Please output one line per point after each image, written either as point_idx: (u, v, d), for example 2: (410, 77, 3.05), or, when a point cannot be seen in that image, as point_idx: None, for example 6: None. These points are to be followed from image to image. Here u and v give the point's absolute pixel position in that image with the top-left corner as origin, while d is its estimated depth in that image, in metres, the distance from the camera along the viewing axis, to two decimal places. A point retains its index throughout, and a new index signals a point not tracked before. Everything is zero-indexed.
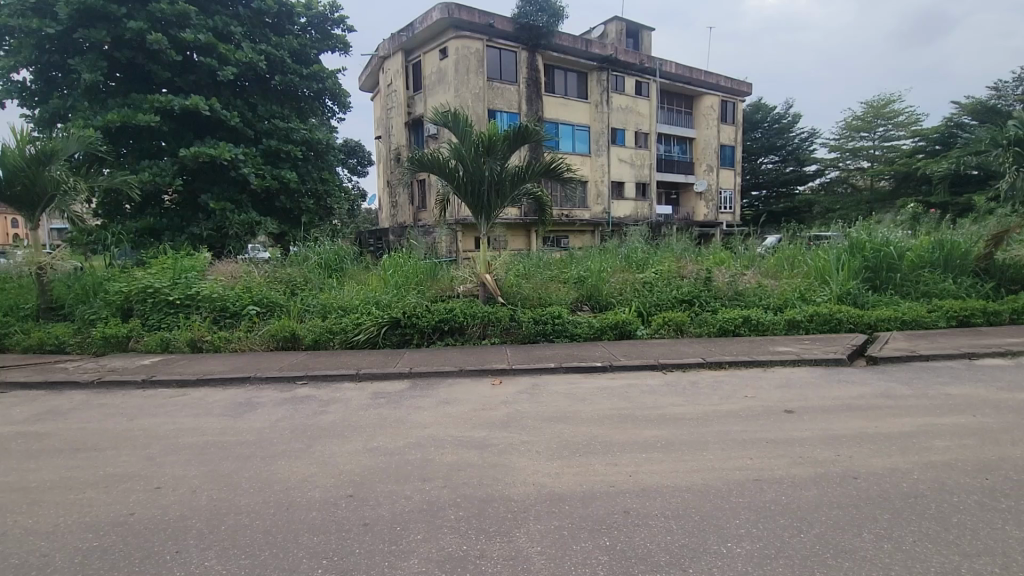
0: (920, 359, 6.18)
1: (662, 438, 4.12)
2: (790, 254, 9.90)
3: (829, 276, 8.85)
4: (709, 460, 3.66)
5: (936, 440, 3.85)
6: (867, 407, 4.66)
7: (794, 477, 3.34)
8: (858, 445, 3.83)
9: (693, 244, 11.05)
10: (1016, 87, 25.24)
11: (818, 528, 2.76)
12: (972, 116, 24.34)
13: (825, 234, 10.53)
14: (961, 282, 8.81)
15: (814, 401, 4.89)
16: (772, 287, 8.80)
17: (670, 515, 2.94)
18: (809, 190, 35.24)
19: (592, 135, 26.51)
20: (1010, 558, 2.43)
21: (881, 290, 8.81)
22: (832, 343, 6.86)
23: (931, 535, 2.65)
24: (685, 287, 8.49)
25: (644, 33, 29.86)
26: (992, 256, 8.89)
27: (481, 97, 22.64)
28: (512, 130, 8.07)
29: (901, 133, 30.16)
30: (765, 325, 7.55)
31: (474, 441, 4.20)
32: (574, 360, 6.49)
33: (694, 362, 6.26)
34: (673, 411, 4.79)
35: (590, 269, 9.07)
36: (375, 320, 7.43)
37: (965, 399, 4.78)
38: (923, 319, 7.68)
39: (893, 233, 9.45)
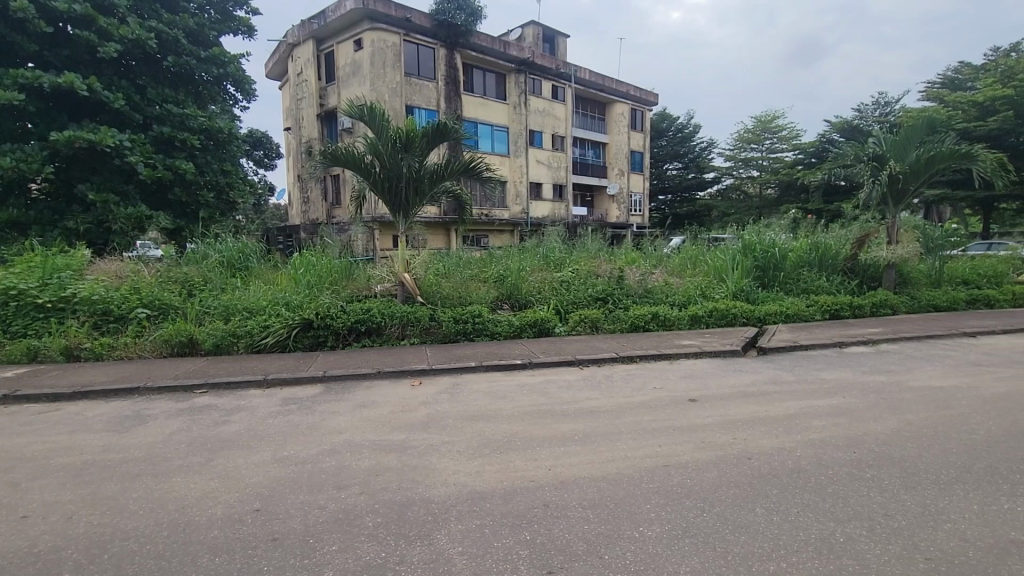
0: (800, 349, 6.93)
1: (580, 431, 4.29)
2: (692, 254, 10.68)
3: (726, 275, 9.66)
4: (623, 450, 3.85)
5: (815, 420, 4.34)
6: (758, 393, 5.15)
7: (698, 461, 3.61)
8: (751, 428, 4.22)
9: (606, 244, 11.57)
10: (874, 110, 29.08)
11: (718, 507, 3.00)
12: (840, 133, 27.71)
13: (723, 236, 11.43)
14: (834, 280, 9.97)
15: (714, 390, 5.32)
16: (677, 285, 9.43)
17: (587, 505, 3.07)
18: (708, 195, 38.13)
19: (510, 135, 26.83)
20: (874, 521, 2.80)
21: (769, 287, 9.76)
22: (728, 336, 7.50)
23: (812, 505, 2.98)
24: (599, 285, 8.86)
25: (559, 40, 30.76)
26: (856, 257, 10.12)
27: (398, 92, 22.11)
28: (430, 127, 7.96)
29: (784, 146, 33.55)
30: (671, 321, 8.07)
31: (393, 444, 4.10)
32: (494, 358, 6.55)
33: (608, 357, 6.56)
34: (589, 404, 4.99)
35: (509, 268, 9.16)
36: (285, 322, 7.01)
37: (837, 383, 5.44)
38: (804, 313, 8.61)
39: (779, 235, 10.47)
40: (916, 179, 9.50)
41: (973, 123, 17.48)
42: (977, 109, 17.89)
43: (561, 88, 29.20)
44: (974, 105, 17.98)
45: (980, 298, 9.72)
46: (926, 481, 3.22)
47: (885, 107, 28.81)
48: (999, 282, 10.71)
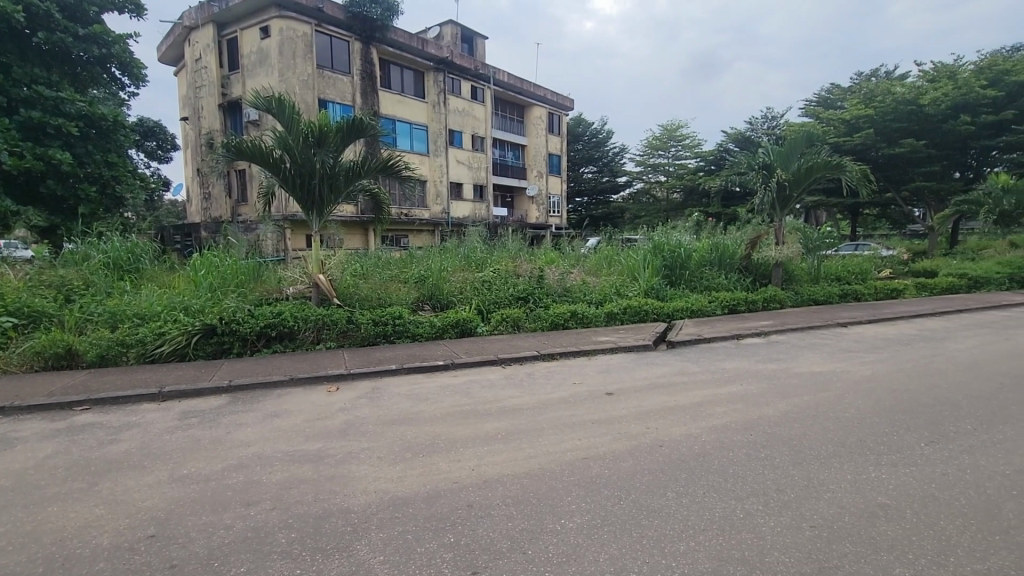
0: (704, 342, 7.50)
1: (502, 429, 4.34)
2: (607, 254, 11.17)
3: (638, 274, 10.23)
4: (545, 446, 3.96)
5: (717, 407, 4.72)
6: (668, 384, 5.50)
7: (614, 451, 3.80)
8: (663, 417, 4.50)
9: (526, 244, 11.78)
10: (764, 123, 32.03)
11: (633, 494, 3.17)
12: (735, 143, 30.24)
13: (635, 237, 12.03)
14: (732, 277, 10.86)
15: (628, 382, 5.61)
16: (593, 283, 9.81)
17: (510, 502, 3.12)
18: (621, 198, 40.00)
19: (428, 134, 26.48)
20: (769, 496, 3.10)
21: (677, 285, 10.44)
22: (641, 331, 7.93)
23: (715, 485, 3.25)
24: (520, 284, 9.00)
25: (478, 41, 30.84)
26: (750, 256, 11.07)
27: (310, 84, 21.07)
28: (344, 122, 7.64)
29: (687, 153, 36.00)
30: (589, 318, 8.39)
31: (308, 454, 3.91)
32: (416, 360, 6.45)
33: (529, 355, 6.69)
34: (511, 402, 5.07)
35: (430, 268, 9.05)
36: (184, 329, 6.44)
37: (736, 372, 5.95)
38: (707, 308, 9.30)
39: (684, 237, 11.21)
40: (799, 187, 10.57)
41: (842, 139, 19.79)
42: (846, 126, 20.26)
43: (480, 89, 29.28)
44: (843, 123, 20.37)
45: (850, 293, 11.04)
46: (809, 457, 3.62)
47: (772, 120, 31.82)
48: (865, 279, 12.24)
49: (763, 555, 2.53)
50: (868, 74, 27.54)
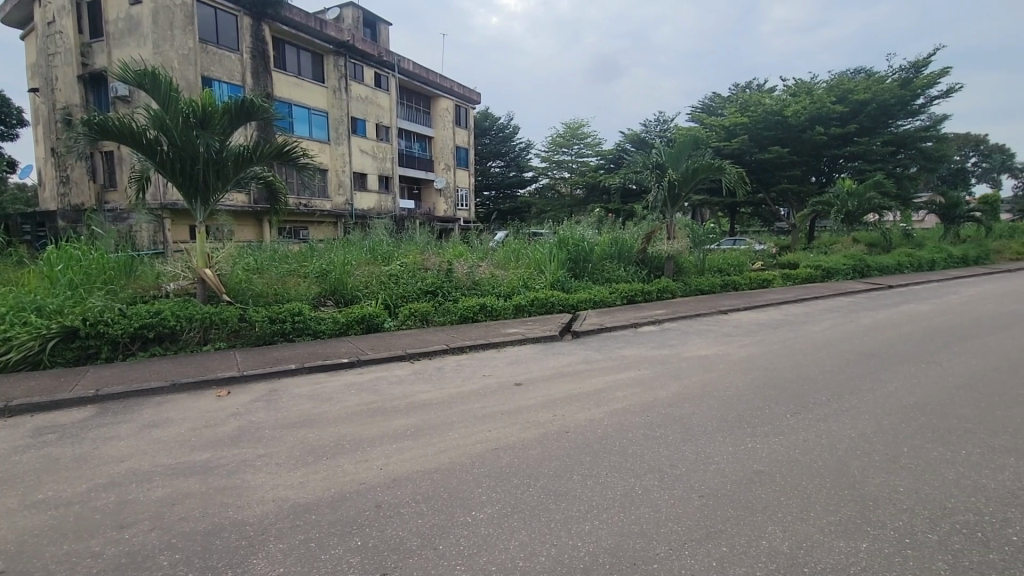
0: (605, 331, 7.93)
1: (411, 425, 4.28)
2: (515, 248, 11.38)
3: (544, 267, 10.55)
4: (455, 439, 3.97)
5: (618, 392, 5.03)
6: (572, 373, 5.75)
7: (523, 440, 3.91)
8: (569, 404, 4.71)
9: (434, 237, 11.65)
10: (657, 126, 34.34)
11: (542, 480, 3.29)
12: (632, 144, 32.14)
13: (541, 231, 12.39)
14: (631, 269, 11.56)
15: (536, 372, 5.78)
16: (501, 276, 9.95)
17: (420, 499, 3.10)
18: (528, 193, 40.80)
19: (328, 120, 25.10)
20: (663, 471, 3.37)
21: (580, 277, 10.91)
22: (548, 323, 8.19)
23: (617, 466, 3.46)
24: (429, 278, 8.87)
25: (381, 26, 29.76)
26: (646, 250, 11.83)
27: (190, 59, 19.10)
28: (232, 103, 7.02)
29: (589, 152, 37.73)
30: (498, 311, 8.51)
31: (195, 466, 3.59)
32: (318, 358, 6.15)
33: (439, 349, 6.65)
34: (420, 397, 5.01)
35: (333, 261, 8.63)
36: (36, 333, 5.61)
37: (634, 358, 6.37)
38: (608, 299, 9.83)
39: (587, 231, 11.70)
40: (686, 186, 11.49)
41: (723, 143, 21.87)
42: (725, 132, 22.40)
43: (384, 76, 28.30)
44: (723, 128, 22.49)
45: (729, 283, 12.26)
46: (697, 433, 3.99)
47: (664, 124, 34.18)
48: (742, 270, 13.64)
49: (659, 527, 2.76)
50: (744, 85, 30.54)
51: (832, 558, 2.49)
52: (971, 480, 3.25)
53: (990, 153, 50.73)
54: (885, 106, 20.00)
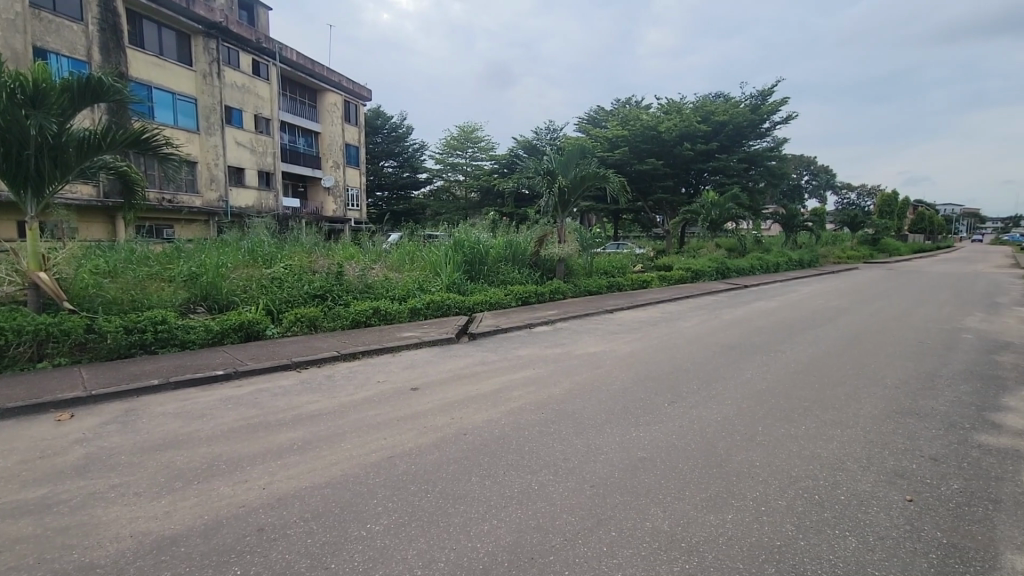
0: (501, 332, 8.05)
1: (299, 439, 4.01)
2: (409, 250, 11.15)
3: (439, 270, 10.46)
4: (347, 450, 3.79)
5: (514, 391, 5.14)
6: (470, 375, 5.77)
7: (420, 446, 3.85)
8: (467, 406, 4.72)
9: (322, 238, 11.02)
10: (547, 134, 35.75)
11: (440, 485, 3.26)
12: (524, 150, 33.15)
13: (436, 234, 12.26)
14: (524, 272, 11.86)
15: (432, 376, 5.70)
16: (396, 279, 9.69)
17: (309, 516, 2.92)
18: (422, 195, 40.22)
19: (197, 108, 22.69)
20: (557, 466, 3.50)
21: (476, 279, 10.96)
22: (444, 325, 8.14)
23: (514, 464, 3.54)
24: (317, 281, 8.37)
25: (259, 10, 27.57)
26: (539, 253, 12.18)
27: (17, 25, 16.24)
28: (75, 80, 6.06)
29: (483, 156, 38.86)
30: (392, 315, 8.27)
31: (28, 505, 3.04)
32: (188, 371, 5.52)
33: (329, 356, 6.30)
34: (308, 409, 4.70)
35: (204, 264, 7.82)
36: None
37: (530, 358, 6.55)
38: (503, 301, 10.00)
39: (482, 234, 11.78)
40: (575, 192, 12.08)
41: (607, 153, 23.44)
42: (608, 143, 24.02)
43: (263, 64, 26.23)
44: (606, 140, 24.07)
45: (614, 284, 13.09)
46: (588, 426, 4.21)
47: (553, 132, 35.65)
48: (625, 272, 14.63)
49: (554, 520, 2.86)
50: (625, 100, 32.81)
51: (704, 532, 2.76)
52: (809, 450, 3.80)
53: (818, 173, 59.95)
54: (739, 127, 22.71)
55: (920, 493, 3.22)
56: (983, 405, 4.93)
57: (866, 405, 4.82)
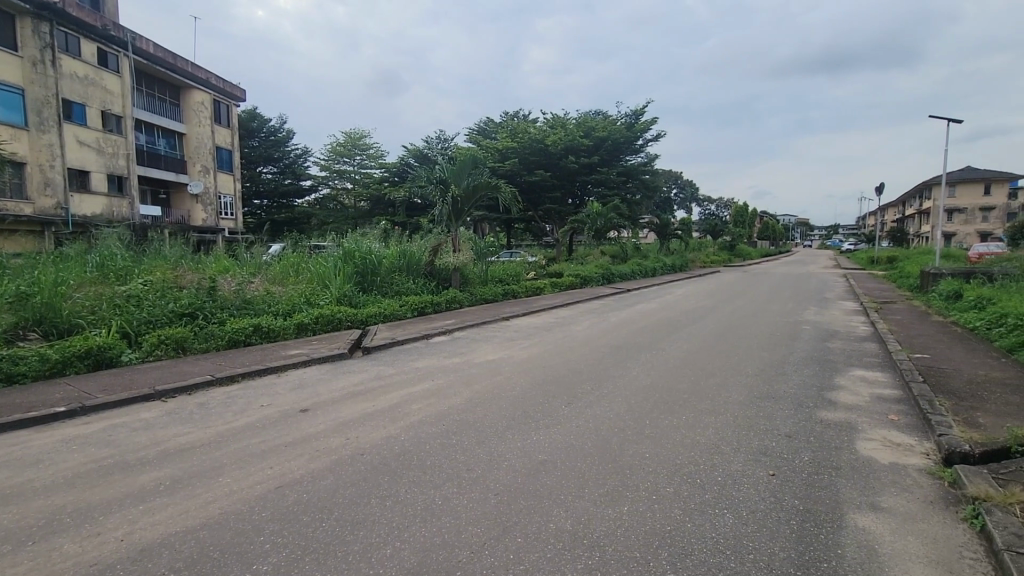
0: (397, 344, 7.81)
1: (166, 479, 3.53)
2: (293, 261, 10.46)
3: (328, 281, 9.93)
4: (227, 484, 3.42)
5: (413, 405, 5.00)
6: (365, 391, 5.51)
7: (313, 472, 3.58)
8: (363, 425, 4.49)
9: (190, 250, 9.93)
10: (438, 143, 35.81)
11: (336, 512, 3.05)
12: (414, 159, 32.94)
13: (323, 244, 11.63)
14: (419, 281, 11.61)
15: (324, 396, 5.35)
16: (279, 293, 9.01)
17: (183, 566, 2.58)
18: (306, 203, 37.93)
19: (25, 100, 19.42)
20: (460, 478, 3.45)
21: (368, 291, 10.54)
22: (335, 340, 7.71)
23: (416, 481, 3.42)
24: (185, 297, 7.50)
25: None
26: (433, 262, 12.05)
27: None
28: None
29: (372, 164, 38.05)
30: (276, 331, 7.66)
31: None
32: (17, 411, 4.63)
33: (201, 381, 5.65)
34: (175, 443, 4.16)
35: (38, 281, 6.67)
36: None
37: (428, 369, 6.43)
38: (398, 312, 9.71)
39: (374, 244, 11.36)
40: (468, 202, 12.14)
41: (497, 164, 24.12)
42: (498, 154, 24.75)
43: (113, 55, 23.13)
44: (496, 151, 24.72)
45: (509, 292, 13.32)
46: (488, 434, 4.21)
47: (444, 142, 35.66)
48: (518, 279, 14.97)
49: (461, 533, 2.82)
50: (513, 113, 33.82)
51: (604, 526, 2.88)
52: (691, 439, 4.14)
53: (684, 186, 66.73)
54: (617, 143, 24.49)
55: (779, 467, 3.66)
56: (823, 386, 5.75)
57: (735, 393, 5.39)
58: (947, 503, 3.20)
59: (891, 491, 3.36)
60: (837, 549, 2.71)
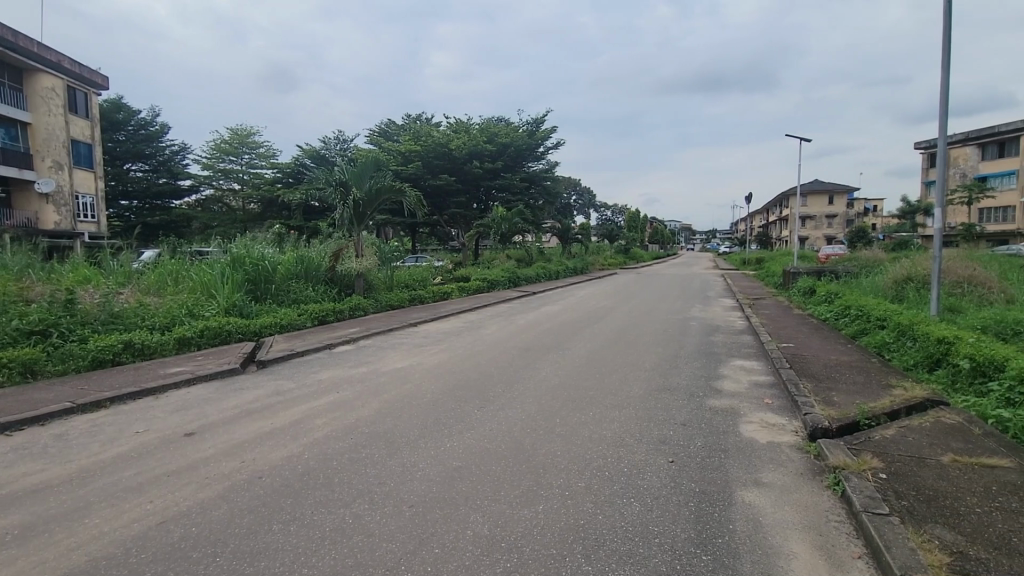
0: (296, 356, 7.33)
1: (14, 527, 3.00)
2: (172, 269, 9.42)
3: (215, 290, 9.05)
4: (97, 526, 2.98)
5: (317, 420, 4.70)
6: (261, 408, 5.10)
7: (203, 501, 3.24)
8: (260, 445, 4.15)
9: (39, 258, 8.56)
10: (337, 143, 34.34)
11: (231, 544, 2.78)
12: (310, 159, 31.20)
13: (207, 249, 10.61)
14: (318, 289, 10.97)
15: (214, 416, 4.86)
16: (155, 305, 8.06)
17: None
18: (185, 205, 34.37)
19: None
20: (372, 493, 3.31)
21: (261, 300, 9.78)
22: (224, 355, 7.06)
23: (323, 501, 3.22)
24: (34, 313, 6.45)
25: None
26: (334, 268, 11.45)
27: None
28: None
29: (262, 164, 35.60)
30: (152, 348, 6.83)
31: None
32: None
33: (59, 408, 4.88)
34: (24, 484, 3.54)
35: None
36: None
37: (332, 381, 6.09)
38: (296, 321, 9.11)
39: (266, 249, 10.58)
40: (371, 205, 11.71)
41: (400, 167, 23.62)
42: (401, 157, 24.26)
43: None
44: (400, 154, 24.22)
45: (415, 297, 13.05)
46: (400, 445, 4.08)
47: (342, 143, 34.29)
48: (425, 284, 14.71)
49: (374, 551, 2.70)
50: (415, 116, 33.37)
51: (521, 527, 2.91)
52: (598, 434, 4.32)
53: (583, 193, 70.16)
54: (520, 150, 25.10)
55: (677, 454, 3.94)
56: (710, 376, 6.29)
57: (635, 387, 5.72)
58: (815, 474, 3.65)
59: (770, 467, 3.76)
60: (730, 525, 2.97)
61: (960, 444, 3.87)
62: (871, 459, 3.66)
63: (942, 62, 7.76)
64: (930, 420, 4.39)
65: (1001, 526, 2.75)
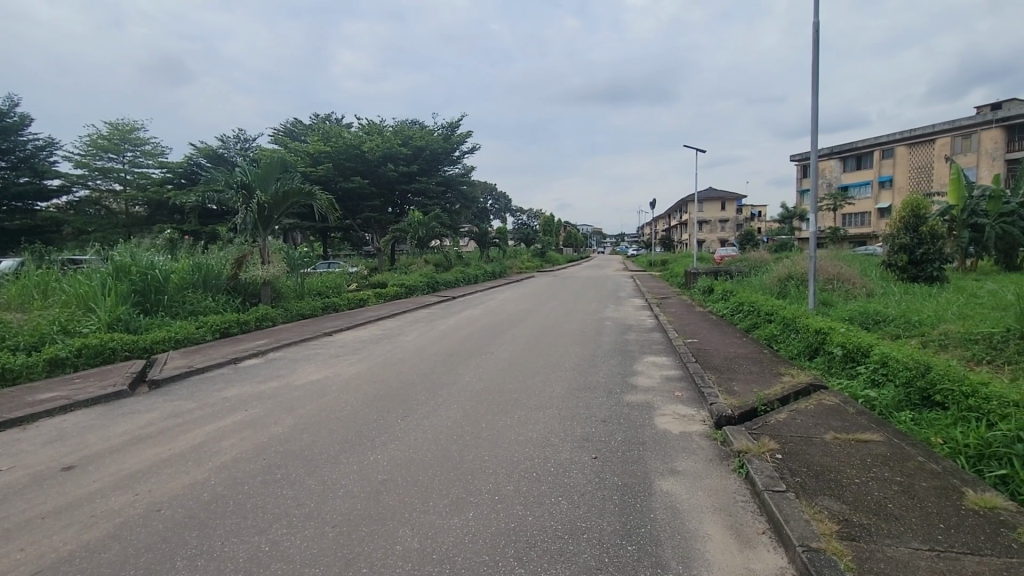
0: (196, 373, 6.70)
1: None
2: (38, 281, 8.27)
3: (94, 303, 8.05)
4: None
5: (223, 442, 4.32)
6: (156, 433, 4.60)
7: (88, 544, 2.85)
8: (157, 474, 3.73)
9: None
10: (236, 142, 32.03)
11: None
12: (206, 159, 28.81)
13: (82, 258, 9.44)
14: (219, 299, 10.12)
15: (98, 446, 4.31)
16: (17, 322, 7.01)
17: None
18: (55, 208, 30.24)
19: None
20: (290, 516, 3.10)
21: (151, 313, 8.84)
22: (108, 375, 6.30)
23: (234, 530, 2.97)
24: None
25: None
26: (237, 276, 10.63)
27: None
28: None
29: (149, 162, 32.38)
30: (14, 371, 5.94)
31: None
32: None
33: None
34: None
35: None
36: None
37: (239, 398, 5.64)
38: (194, 335, 8.33)
39: (155, 256, 9.60)
40: (277, 209, 11.00)
41: (309, 169, 22.47)
42: (310, 158, 23.09)
43: None
44: (308, 155, 23.04)
45: (329, 305, 12.43)
46: (318, 462, 3.86)
47: (243, 142, 32.04)
48: (339, 291, 14.07)
49: None
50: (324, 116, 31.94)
51: (452, 535, 2.87)
52: (524, 436, 4.36)
53: (499, 198, 70.99)
54: (435, 153, 24.86)
55: (599, 450, 4.09)
56: (626, 373, 6.58)
57: (556, 388, 5.85)
58: (722, 459, 3.94)
59: (683, 456, 4.00)
60: (651, 514, 3.12)
61: (839, 422, 4.36)
62: (769, 441, 4.02)
63: (812, 85, 8.76)
64: (814, 402, 4.91)
65: (877, 494, 3.13)
